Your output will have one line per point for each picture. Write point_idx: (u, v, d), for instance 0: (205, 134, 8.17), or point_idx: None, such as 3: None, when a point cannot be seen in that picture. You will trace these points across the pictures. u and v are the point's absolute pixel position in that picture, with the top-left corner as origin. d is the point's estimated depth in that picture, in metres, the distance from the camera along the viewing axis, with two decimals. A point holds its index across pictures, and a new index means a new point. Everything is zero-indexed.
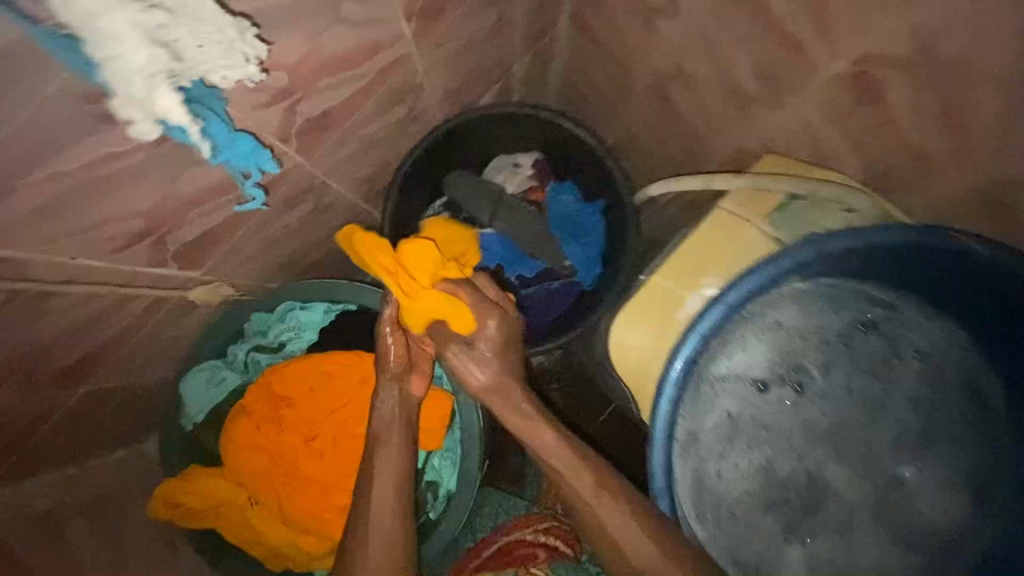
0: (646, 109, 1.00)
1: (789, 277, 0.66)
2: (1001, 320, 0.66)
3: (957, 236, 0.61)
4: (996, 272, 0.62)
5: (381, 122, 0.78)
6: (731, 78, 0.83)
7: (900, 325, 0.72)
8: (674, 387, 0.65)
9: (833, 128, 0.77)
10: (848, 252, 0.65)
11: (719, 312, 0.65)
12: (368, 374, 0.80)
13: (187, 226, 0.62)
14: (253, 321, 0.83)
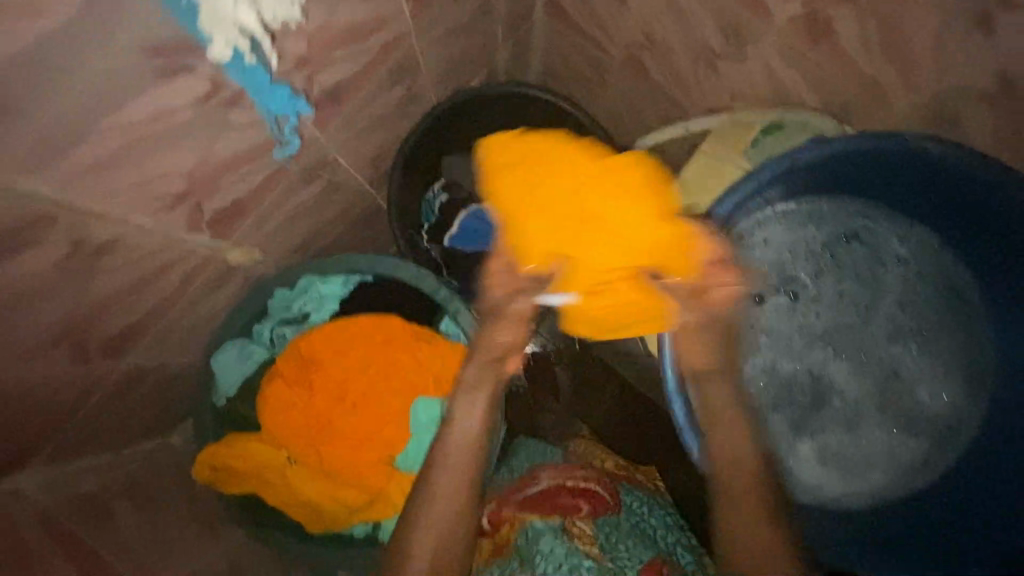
0: (624, 80, 1.08)
1: (763, 193, 0.72)
2: (970, 216, 0.70)
3: (912, 139, 0.65)
4: (954, 171, 0.65)
5: (381, 101, 0.86)
6: (695, 35, 0.90)
7: (879, 234, 0.78)
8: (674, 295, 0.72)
9: (791, 70, 0.83)
10: (815, 166, 0.70)
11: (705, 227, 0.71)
12: (391, 334, 0.87)
13: (219, 192, 0.69)
14: (275, 298, 0.88)
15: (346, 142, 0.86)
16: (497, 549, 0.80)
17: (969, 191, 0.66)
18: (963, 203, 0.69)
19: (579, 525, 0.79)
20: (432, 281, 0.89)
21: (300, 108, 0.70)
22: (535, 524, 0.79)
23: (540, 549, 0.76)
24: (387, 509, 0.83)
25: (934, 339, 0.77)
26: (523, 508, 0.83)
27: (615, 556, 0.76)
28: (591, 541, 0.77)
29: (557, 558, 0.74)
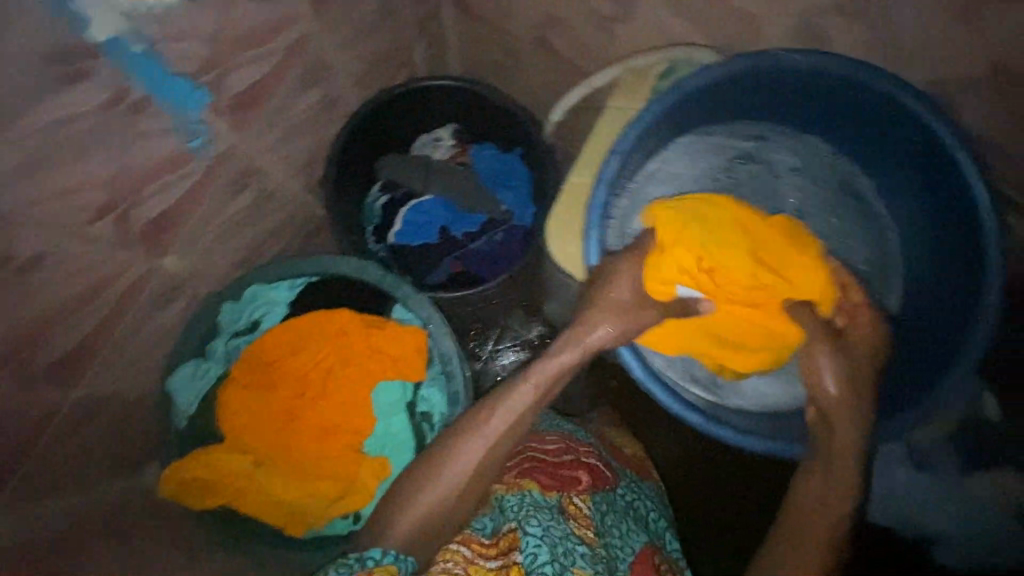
0: (536, 60, 1.14)
1: (659, 124, 0.79)
2: (846, 113, 0.79)
3: (779, 52, 0.72)
4: (820, 74, 0.74)
5: (298, 104, 0.92)
6: (583, 4, 0.98)
7: (772, 151, 0.87)
8: (597, 230, 0.78)
9: (672, 20, 0.90)
10: (701, 92, 0.77)
11: (615, 160, 0.77)
12: (342, 325, 0.87)
13: (147, 200, 0.76)
14: (224, 312, 0.90)
15: (268, 149, 0.91)
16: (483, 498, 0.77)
17: (842, 86, 0.74)
18: (843, 99, 0.77)
19: (576, 502, 0.78)
20: (376, 271, 0.90)
21: (202, 101, 0.75)
22: (534, 492, 0.75)
23: (537, 518, 0.71)
24: (363, 498, 0.83)
25: (846, 242, 0.85)
26: (524, 473, 0.79)
27: (607, 542, 0.76)
28: (587, 524, 0.76)
29: (552, 533, 0.70)
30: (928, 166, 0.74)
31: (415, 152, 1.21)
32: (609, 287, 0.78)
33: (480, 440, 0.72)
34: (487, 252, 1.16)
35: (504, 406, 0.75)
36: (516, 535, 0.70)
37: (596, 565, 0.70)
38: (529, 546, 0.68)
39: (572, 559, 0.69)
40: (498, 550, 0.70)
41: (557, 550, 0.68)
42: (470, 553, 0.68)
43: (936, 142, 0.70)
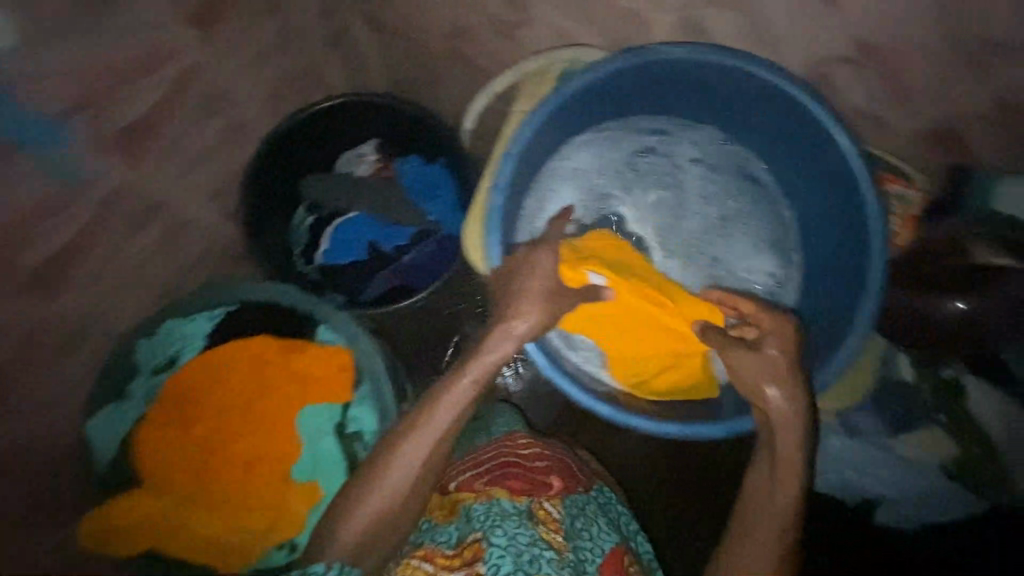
0: (456, 72, 1.13)
1: (548, 126, 0.81)
2: (729, 98, 0.82)
3: (649, 47, 0.75)
4: (694, 63, 0.76)
5: (198, 130, 0.92)
6: (487, 13, 1.00)
7: (673, 144, 0.90)
8: (498, 233, 0.80)
9: (571, 22, 0.93)
10: (587, 91, 0.79)
11: (509, 164, 0.78)
12: (262, 352, 0.87)
13: (45, 240, 0.77)
14: (140, 350, 0.87)
15: (172, 177, 0.91)
16: (454, 509, 0.77)
17: (723, 76, 0.78)
18: (726, 86, 0.80)
19: (546, 506, 0.76)
20: (297, 293, 0.90)
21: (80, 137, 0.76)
22: (501, 500, 0.74)
23: (504, 528, 0.71)
24: (294, 525, 0.82)
25: (745, 223, 0.90)
26: (494, 480, 0.77)
27: (577, 545, 0.74)
28: (557, 529, 0.74)
29: (518, 543, 0.69)
30: (801, 131, 0.79)
31: (340, 171, 1.17)
32: (527, 273, 0.78)
33: (418, 440, 0.73)
34: (420, 263, 1.14)
35: (445, 400, 0.74)
36: (481, 546, 0.70)
37: (562, 571, 0.69)
38: (493, 557, 0.69)
39: (536, 567, 0.68)
40: (462, 561, 0.70)
41: (521, 557, 0.68)
42: (433, 568, 0.70)
43: (816, 121, 0.75)
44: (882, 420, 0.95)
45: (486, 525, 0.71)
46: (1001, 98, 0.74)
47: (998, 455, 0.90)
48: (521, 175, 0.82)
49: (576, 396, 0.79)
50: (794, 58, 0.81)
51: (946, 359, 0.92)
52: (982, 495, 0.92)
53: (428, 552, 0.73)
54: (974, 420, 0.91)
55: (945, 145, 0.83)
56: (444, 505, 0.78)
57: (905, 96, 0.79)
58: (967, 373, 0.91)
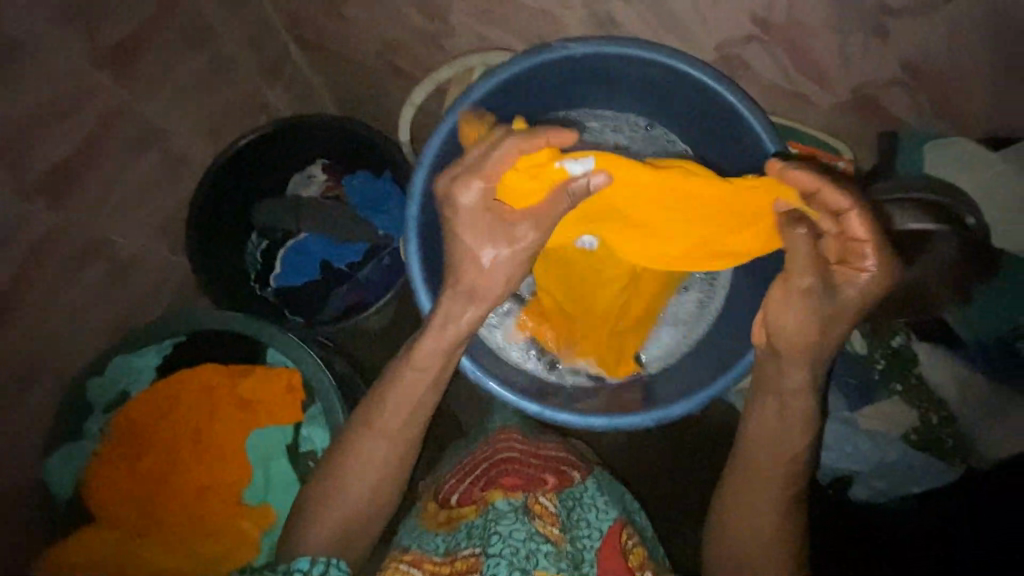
0: (394, 83, 1.14)
1: None
2: (642, 87, 0.82)
3: (552, 45, 0.75)
4: (599, 55, 0.76)
5: (130, 168, 0.94)
6: (408, 25, 1.01)
7: (596, 131, 0.91)
8: (417, 246, 0.78)
9: (487, 26, 0.93)
10: (496, 95, 0.79)
11: (421, 175, 0.77)
12: (209, 380, 0.88)
13: None
14: (91, 389, 0.88)
15: (110, 217, 0.93)
16: (452, 519, 0.80)
17: (633, 68, 0.78)
18: (639, 78, 0.80)
19: (542, 501, 0.78)
20: (240, 320, 0.91)
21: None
22: (497, 502, 0.76)
23: (497, 531, 0.72)
24: (248, 551, 0.82)
25: None
26: (490, 484, 0.80)
27: (575, 535, 0.75)
28: (554, 521, 0.75)
29: (513, 542, 0.71)
30: (719, 119, 0.79)
31: (290, 193, 1.18)
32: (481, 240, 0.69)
33: (378, 436, 0.73)
34: (376, 277, 1.15)
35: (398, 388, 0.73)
36: (478, 556, 0.72)
37: (560, 564, 0.70)
38: (490, 566, 0.70)
39: (534, 562, 0.70)
40: (454, 568, 0.73)
41: (517, 556, 0.70)
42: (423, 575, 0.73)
43: (727, 104, 0.75)
44: (842, 397, 0.94)
45: (482, 534, 0.73)
46: (911, 62, 0.74)
47: (957, 422, 0.89)
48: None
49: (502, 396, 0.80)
50: (706, 41, 0.81)
51: (893, 329, 0.91)
52: (947, 461, 0.92)
53: (417, 557, 0.76)
54: (931, 389, 0.90)
55: (867, 114, 0.82)
56: (442, 516, 0.81)
57: (819, 70, 0.79)
58: (917, 340, 0.90)
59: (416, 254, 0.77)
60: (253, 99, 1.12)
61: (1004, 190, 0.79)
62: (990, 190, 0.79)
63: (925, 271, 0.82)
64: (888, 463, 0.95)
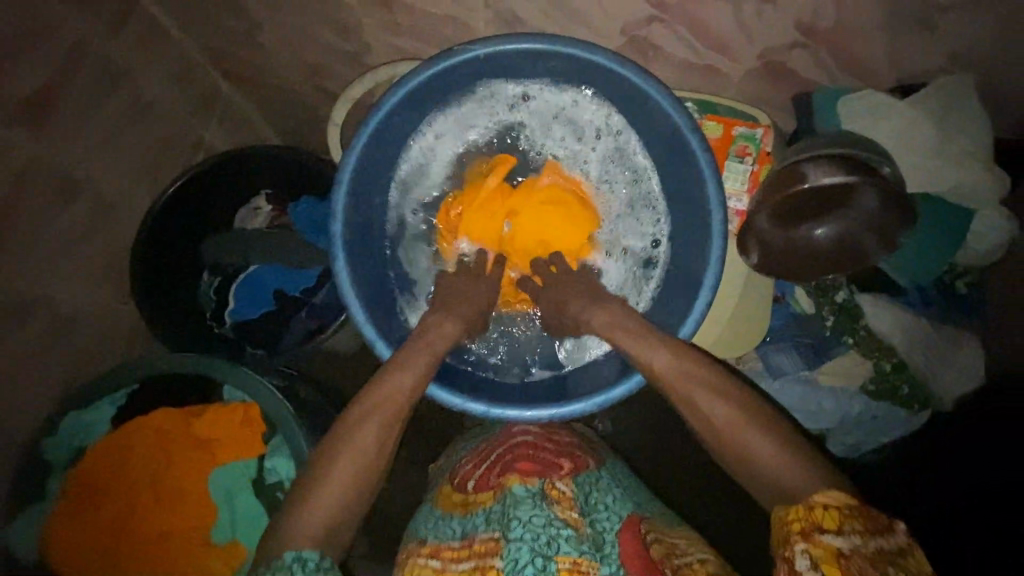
0: (325, 104, 1.14)
1: (376, 141, 0.80)
2: (555, 76, 0.83)
3: (456, 48, 0.75)
4: (499, 54, 0.77)
5: (62, 219, 0.93)
6: (327, 46, 1.02)
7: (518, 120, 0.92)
8: (344, 258, 0.77)
9: (400, 37, 0.95)
10: (407, 100, 0.79)
11: (341, 189, 0.77)
12: (163, 424, 0.87)
13: None
14: (46, 449, 0.87)
15: (45, 273, 0.92)
16: (468, 505, 0.78)
17: (538, 60, 0.79)
18: (543, 68, 0.81)
19: (559, 485, 0.77)
20: (191, 359, 0.90)
21: None
22: (514, 488, 0.74)
23: (518, 517, 0.70)
24: None
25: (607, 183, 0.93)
26: (507, 470, 0.79)
27: (594, 518, 0.74)
28: (571, 505, 0.75)
29: (534, 527, 0.70)
30: (629, 101, 0.80)
31: (239, 227, 1.16)
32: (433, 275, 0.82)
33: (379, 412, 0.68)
34: (331, 299, 1.15)
35: (398, 380, 0.71)
36: (498, 542, 0.71)
37: (581, 547, 0.69)
38: (511, 552, 0.68)
39: (557, 547, 0.68)
40: (472, 553, 0.71)
41: (539, 542, 0.69)
42: (440, 565, 0.72)
43: (632, 85, 0.76)
44: (798, 357, 0.93)
45: (502, 522, 0.71)
46: (805, 23, 0.76)
47: (910, 367, 0.89)
48: (359, 196, 0.82)
49: (443, 401, 0.80)
50: (610, 27, 0.82)
51: (836, 284, 0.91)
52: (907, 409, 0.91)
53: (433, 548, 0.75)
54: (880, 338, 0.89)
55: (777, 79, 0.84)
56: (458, 503, 0.80)
57: (722, 41, 0.80)
58: (860, 292, 0.90)
59: (344, 268, 0.78)
60: (184, 138, 1.12)
61: (917, 135, 0.81)
62: (903, 137, 0.81)
63: (853, 229, 0.83)
64: (853, 418, 0.94)
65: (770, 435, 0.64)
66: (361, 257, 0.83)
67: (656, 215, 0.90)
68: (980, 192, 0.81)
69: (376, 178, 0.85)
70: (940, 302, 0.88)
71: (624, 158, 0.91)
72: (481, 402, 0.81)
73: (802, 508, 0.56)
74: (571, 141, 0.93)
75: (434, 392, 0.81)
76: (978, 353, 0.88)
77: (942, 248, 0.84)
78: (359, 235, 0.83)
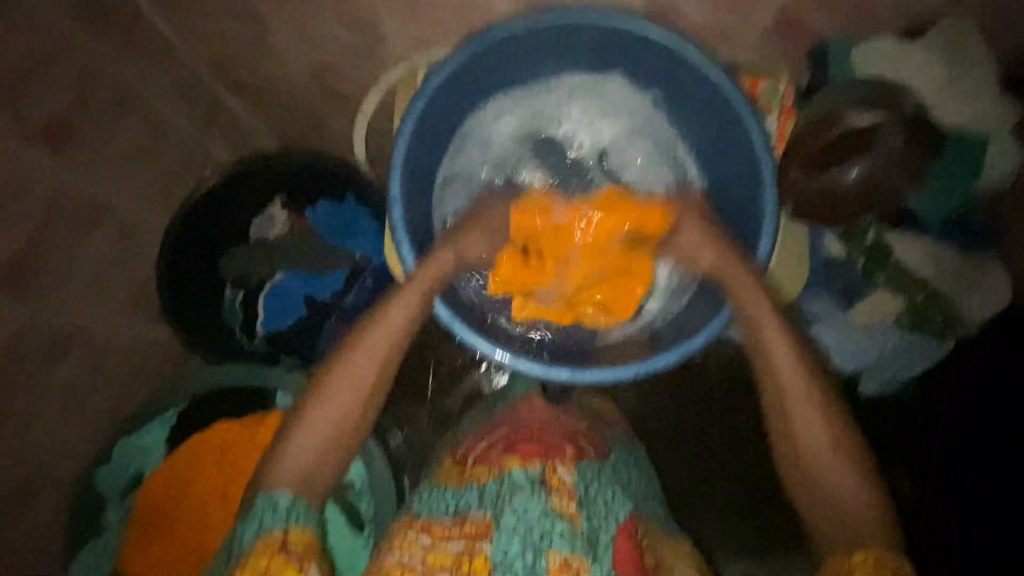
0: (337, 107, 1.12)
1: (424, 127, 0.81)
2: (587, 50, 0.85)
3: (495, 28, 0.76)
4: (534, 32, 0.79)
5: (88, 243, 0.91)
6: (340, 45, 1.00)
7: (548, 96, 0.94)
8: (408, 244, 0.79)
9: (418, 27, 0.95)
10: (449, 84, 0.79)
11: (397, 177, 0.78)
12: (224, 440, 0.87)
13: None
14: (103, 480, 0.85)
15: (75, 297, 0.89)
16: (465, 478, 0.81)
17: (573, 33, 0.80)
18: (579, 41, 0.82)
19: (559, 474, 0.79)
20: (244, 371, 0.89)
21: None
22: (514, 474, 0.77)
23: (512, 508, 0.73)
24: None
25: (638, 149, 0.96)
26: (508, 453, 0.81)
27: (592, 512, 0.76)
28: (569, 496, 0.76)
29: (526, 519, 0.72)
30: (662, 66, 0.83)
31: (254, 239, 1.12)
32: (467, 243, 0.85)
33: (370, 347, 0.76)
34: (363, 301, 1.12)
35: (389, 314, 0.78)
36: (490, 525, 0.73)
37: (574, 542, 0.72)
38: (501, 539, 0.72)
39: (548, 541, 0.71)
40: (463, 532, 0.73)
41: (531, 532, 0.72)
42: (430, 540, 0.72)
43: (666, 49, 0.79)
44: (833, 302, 0.97)
45: (497, 506, 0.74)
46: None
47: (940, 293, 0.93)
48: (412, 188, 0.83)
49: (528, 369, 0.81)
50: None
51: (864, 226, 0.93)
52: (940, 335, 0.96)
53: (424, 524, 0.76)
54: (910, 270, 0.93)
55: (794, 35, 0.88)
56: (456, 475, 0.83)
57: None
58: (888, 230, 0.93)
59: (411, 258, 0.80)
60: (194, 153, 1.09)
61: (929, 77, 0.85)
62: (919, 78, 0.85)
63: (879, 168, 0.91)
64: (887, 353, 0.98)
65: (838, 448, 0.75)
66: (418, 241, 0.84)
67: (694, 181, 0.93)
68: (994, 125, 0.86)
69: (423, 165, 0.86)
70: (962, 233, 0.93)
71: (648, 127, 0.95)
72: (563, 367, 0.82)
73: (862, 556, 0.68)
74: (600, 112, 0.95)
75: (493, 352, 0.82)
76: (1004, 281, 0.92)
77: (962, 181, 0.89)
78: (414, 220, 0.84)
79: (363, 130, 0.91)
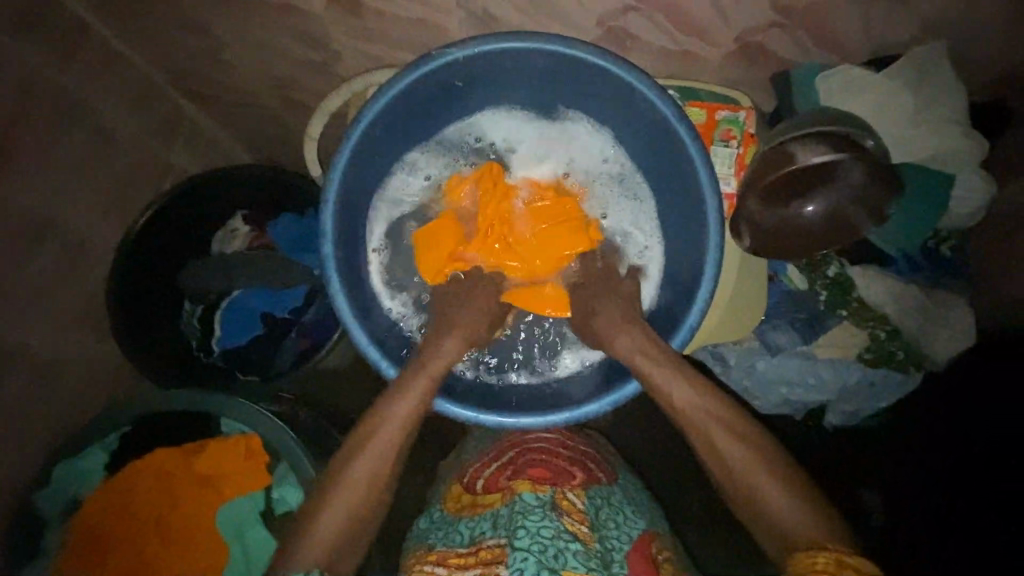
0: (298, 118, 1.10)
1: (360, 154, 0.81)
2: (532, 74, 0.83)
3: (432, 53, 0.76)
4: (472, 60, 0.78)
5: (37, 262, 0.89)
6: (296, 60, 0.97)
7: (490, 121, 0.94)
8: (337, 276, 0.80)
9: (372, 44, 0.92)
10: (385, 114, 0.79)
11: (329, 210, 0.79)
12: (163, 467, 0.86)
13: None
14: (41, 502, 0.85)
15: (17, 324, 0.87)
16: (478, 506, 0.80)
17: (518, 59, 0.79)
18: (527, 66, 0.81)
19: (569, 496, 0.79)
20: (186, 395, 0.88)
21: None
22: (524, 495, 0.76)
23: (525, 526, 0.72)
24: None
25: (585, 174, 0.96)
26: (517, 474, 0.82)
27: (604, 535, 0.76)
28: (581, 519, 0.76)
29: (541, 539, 0.71)
30: (606, 89, 0.81)
31: (213, 251, 1.10)
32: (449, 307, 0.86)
33: (360, 467, 0.72)
34: (321, 319, 1.08)
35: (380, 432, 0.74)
36: (503, 549, 0.72)
37: (589, 562, 0.71)
38: (517, 561, 0.70)
39: (563, 560, 0.70)
40: (478, 559, 0.73)
41: (545, 554, 0.70)
42: (445, 570, 0.73)
43: (612, 75, 0.77)
44: (794, 333, 0.93)
45: (509, 528, 0.73)
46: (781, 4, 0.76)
47: (903, 332, 0.91)
48: (347, 215, 0.83)
49: (460, 416, 0.79)
50: (587, 20, 0.81)
51: (825, 260, 0.92)
52: (902, 371, 0.92)
53: (440, 555, 0.76)
54: (871, 307, 0.91)
55: (756, 60, 0.85)
56: (468, 503, 0.82)
57: (700, 26, 0.80)
58: (849, 266, 0.92)
59: (338, 288, 0.80)
60: (153, 166, 1.07)
61: (896, 108, 0.82)
62: (882, 108, 0.83)
63: (840, 203, 0.84)
64: (852, 386, 0.95)
65: (776, 478, 0.69)
66: (355, 278, 0.85)
67: (641, 215, 0.94)
68: (961, 156, 0.83)
69: (360, 195, 0.86)
70: (928, 266, 0.91)
71: (590, 151, 0.95)
72: (494, 412, 0.80)
73: (831, 561, 0.60)
74: (540, 138, 0.96)
75: None
76: (967, 316, 0.90)
77: (927, 215, 0.86)
78: (344, 254, 0.83)
79: (308, 147, 0.90)
